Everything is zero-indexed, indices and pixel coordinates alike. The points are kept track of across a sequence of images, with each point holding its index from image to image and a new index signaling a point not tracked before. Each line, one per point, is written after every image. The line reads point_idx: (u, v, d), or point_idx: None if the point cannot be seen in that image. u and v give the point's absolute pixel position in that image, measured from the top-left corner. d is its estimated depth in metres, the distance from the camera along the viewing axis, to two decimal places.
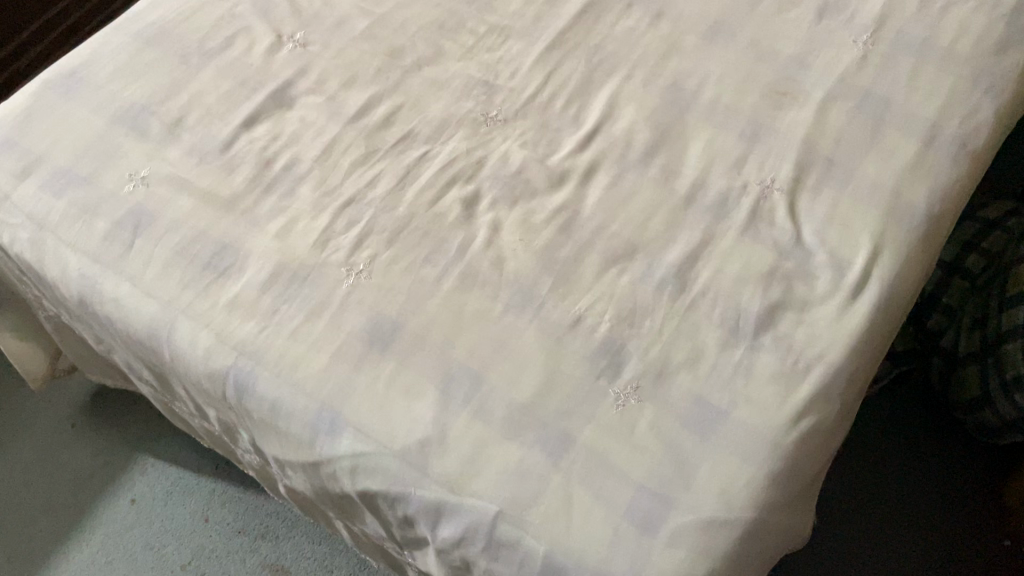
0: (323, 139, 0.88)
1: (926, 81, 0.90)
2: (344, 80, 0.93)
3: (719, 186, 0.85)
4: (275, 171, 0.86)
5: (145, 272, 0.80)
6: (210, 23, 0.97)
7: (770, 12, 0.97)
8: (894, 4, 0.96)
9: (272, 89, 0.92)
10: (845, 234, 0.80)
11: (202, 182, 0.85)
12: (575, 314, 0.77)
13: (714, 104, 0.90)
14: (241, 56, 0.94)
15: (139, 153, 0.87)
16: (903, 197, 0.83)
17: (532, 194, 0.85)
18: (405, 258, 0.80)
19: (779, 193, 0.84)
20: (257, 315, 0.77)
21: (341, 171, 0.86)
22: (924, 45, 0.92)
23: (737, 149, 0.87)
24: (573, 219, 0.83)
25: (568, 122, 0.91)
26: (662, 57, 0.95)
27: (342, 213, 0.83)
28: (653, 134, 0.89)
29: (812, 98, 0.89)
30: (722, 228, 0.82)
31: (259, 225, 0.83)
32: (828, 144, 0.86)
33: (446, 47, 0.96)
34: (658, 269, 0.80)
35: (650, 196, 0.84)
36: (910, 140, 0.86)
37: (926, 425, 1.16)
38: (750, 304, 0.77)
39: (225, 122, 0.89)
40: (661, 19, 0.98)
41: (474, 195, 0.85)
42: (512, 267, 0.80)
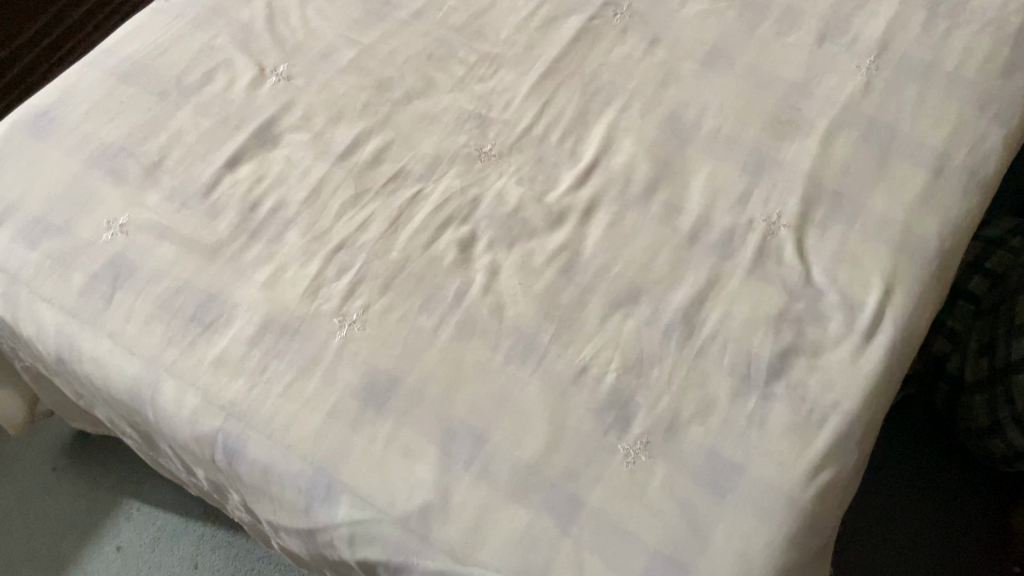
0: (310, 180, 0.85)
1: (933, 107, 0.87)
2: (331, 116, 0.89)
3: (724, 222, 0.81)
4: (261, 215, 0.82)
5: (127, 328, 0.76)
6: (189, 57, 0.93)
7: (770, 35, 0.94)
8: (897, 25, 0.93)
9: (255, 127, 0.88)
10: (856, 272, 0.78)
11: (184, 229, 0.81)
12: (579, 364, 0.73)
13: (716, 135, 0.87)
14: (222, 91, 0.90)
15: (117, 198, 0.83)
16: (914, 231, 0.80)
17: (530, 234, 0.82)
18: (400, 307, 0.77)
19: (786, 229, 0.81)
20: (246, 373, 0.73)
21: (330, 213, 0.82)
22: (929, 69, 0.89)
23: (741, 183, 0.84)
24: (574, 260, 0.80)
25: (565, 157, 0.87)
26: (660, 85, 0.91)
27: (332, 259, 0.79)
28: (653, 168, 0.85)
29: (816, 128, 0.86)
30: (729, 267, 0.79)
31: (246, 274, 0.79)
32: (834, 176, 0.83)
33: (436, 78, 0.92)
34: (664, 313, 0.76)
35: (653, 235, 0.81)
36: (918, 171, 0.83)
37: (930, 447, 1.13)
38: (761, 350, 0.74)
39: (207, 164, 0.85)
40: (657, 44, 0.95)
41: (470, 236, 0.82)
42: (512, 314, 0.77)
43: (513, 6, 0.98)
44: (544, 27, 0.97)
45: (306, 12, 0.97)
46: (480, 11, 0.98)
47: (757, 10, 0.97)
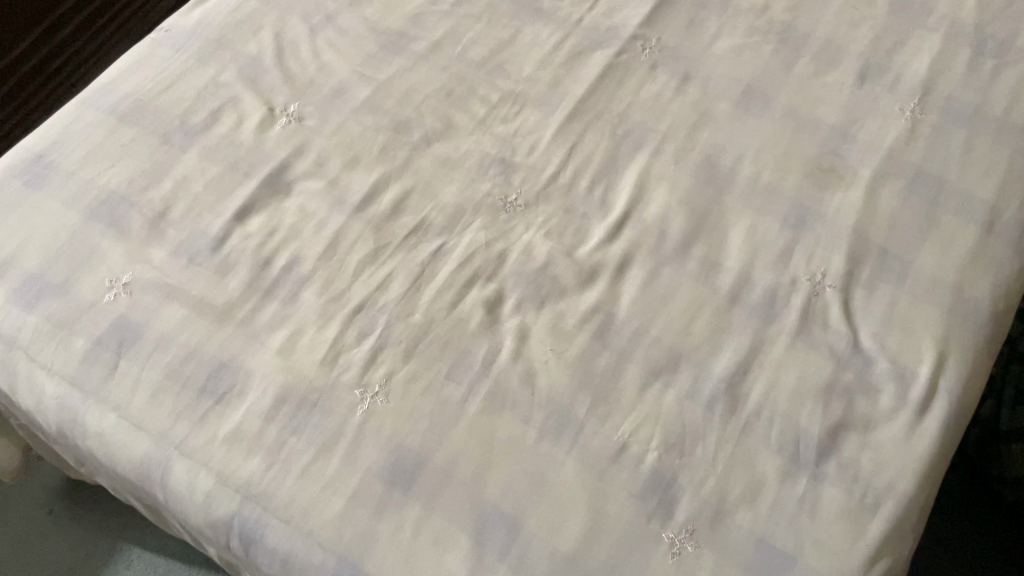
0: (326, 233, 0.79)
1: (982, 156, 0.83)
2: (346, 162, 0.84)
3: (765, 282, 0.77)
4: (275, 273, 0.77)
5: (133, 401, 0.72)
6: (193, 94, 0.88)
7: (808, 73, 0.90)
8: (941, 65, 0.89)
9: (266, 174, 0.82)
10: (907, 338, 0.74)
11: (192, 288, 0.76)
12: (618, 441, 0.69)
13: (754, 184, 0.83)
14: (230, 134, 0.85)
15: (119, 254, 0.78)
16: (966, 292, 0.76)
17: (561, 293, 0.77)
18: (425, 376, 0.72)
19: (831, 289, 0.76)
20: (261, 451, 0.69)
21: (347, 270, 0.77)
22: (977, 114, 0.85)
23: (782, 238, 0.79)
24: (608, 323, 0.75)
25: (595, 207, 0.83)
26: (693, 128, 0.87)
27: (351, 321, 0.75)
28: (689, 220, 0.81)
29: (860, 178, 0.82)
30: (772, 332, 0.74)
31: (259, 338, 0.74)
32: (881, 232, 0.79)
33: (457, 120, 0.87)
34: (706, 383, 0.72)
35: (691, 295, 0.77)
36: (968, 226, 0.79)
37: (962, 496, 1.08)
38: (810, 426, 0.69)
39: (215, 215, 0.80)
40: (689, 82, 0.90)
41: (497, 295, 0.77)
42: (545, 385, 0.72)
43: (536, 37, 0.93)
44: (569, 62, 0.91)
45: (317, 44, 0.92)
46: (501, 43, 0.93)
47: (793, 45, 0.92)
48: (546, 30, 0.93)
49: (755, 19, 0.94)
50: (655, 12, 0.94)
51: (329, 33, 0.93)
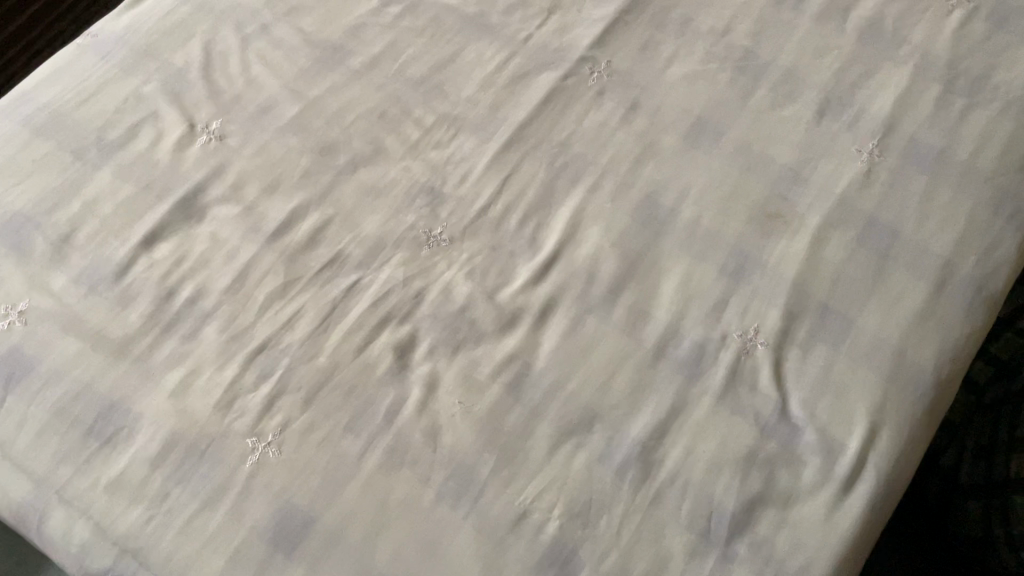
0: (235, 263, 0.75)
1: (940, 206, 0.77)
2: (265, 186, 0.80)
3: (695, 336, 0.72)
4: (178, 306, 0.74)
5: (18, 439, 0.69)
6: (112, 106, 0.83)
7: (764, 106, 0.84)
8: (907, 102, 0.83)
9: (179, 198, 0.78)
10: (840, 407, 0.69)
11: (90, 320, 0.73)
12: (519, 507, 0.65)
13: (693, 227, 0.78)
14: (146, 151, 0.81)
15: (19, 279, 0.74)
16: (908, 357, 0.71)
17: (478, 338, 0.73)
18: (323, 426, 0.68)
19: (764, 347, 0.71)
20: (144, 501, 0.66)
21: (254, 306, 0.74)
22: (940, 158, 0.79)
23: (718, 288, 0.75)
24: (523, 374, 0.71)
25: (523, 245, 0.78)
26: (635, 162, 0.82)
27: (252, 363, 0.71)
28: (621, 265, 0.76)
29: (807, 225, 0.77)
30: (696, 393, 0.70)
31: (154, 378, 0.70)
32: (823, 286, 0.74)
33: (387, 144, 0.83)
34: (620, 446, 0.68)
35: (614, 347, 0.72)
36: (918, 283, 0.74)
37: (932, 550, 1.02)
38: (725, 500, 0.65)
39: (122, 240, 0.76)
40: (636, 111, 0.85)
41: (410, 339, 0.73)
42: (448, 441, 0.68)
43: (480, 56, 0.88)
44: (512, 85, 0.86)
45: (248, 56, 0.87)
46: (442, 61, 0.87)
47: (751, 74, 0.86)
48: (491, 48, 0.88)
49: (714, 43, 0.88)
50: (607, 32, 0.89)
51: (262, 44, 0.88)
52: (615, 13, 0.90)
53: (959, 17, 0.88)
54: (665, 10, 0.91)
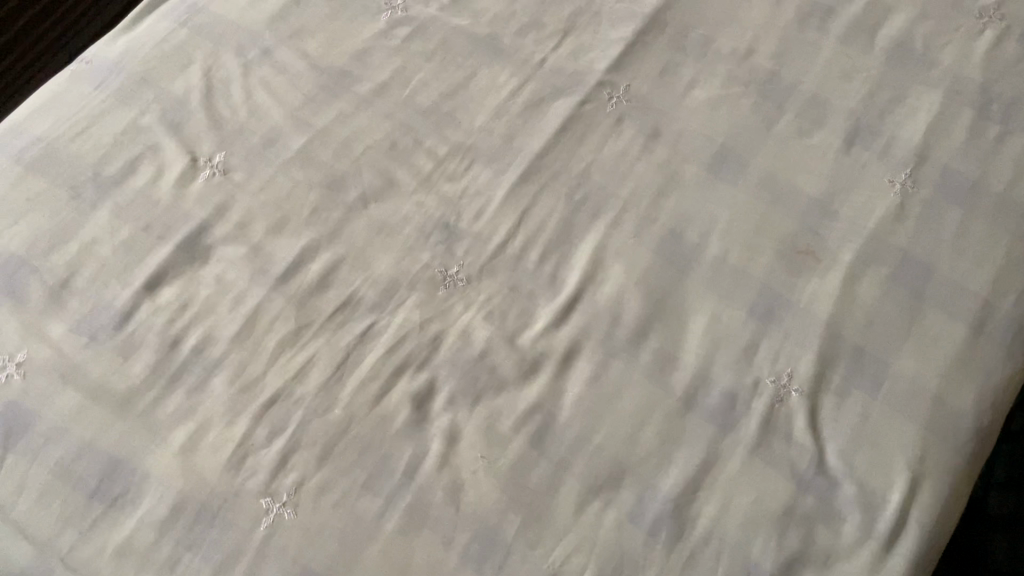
0: (242, 309, 0.72)
1: (976, 241, 0.74)
2: (271, 225, 0.76)
3: (725, 383, 0.69)
4: (184, 355, 0.70)
5: (17, 502, 0.65)
6: (109, 140, 0.79)
7: (790, 133, 0.81)
8: (939, 130, 0.80)
9: (182, 238, 0.75)
10: (878, 458, 0.66)
11: (90, 371, 0.69)
12: (548, 570, 0.62)
13: (720, 264, 0.75)
14: (146, 188, 0.77)
15: (15, 328, 0.70)
16: (948, 403, 0.68)
17: (500, 386, 0.70)
18: (340, 484, 0.65)
19: (798, 394, 0.69)
20: (153, 568, 0.62)
21: (263, 355, 0.70)
22: (975, 189, 0.76)
23: (748, 331, 0.72)
24: (548, 425, 0.68)
25: (543, 285, 0.75)
26: (657, 194, 0.78)
27: (263, 417, 0.68)
28: (646, 305, 0.73)
29: (839, 262, 0.74)
30: (729, 444, 0.67)
31: (160, 434, 0.67)
32: (857, 328, 0.71)
33: (398, 177, 0.79)
34: (651, 503, 0.65)
35: (641, 395, 0.69)
36: (956, 324, 0.71)
37: None
38: (762, 560, 0.62)
39: (123, 285, 0.73)
40: (657, 139, 0.81)
41: (428, 388, 0.70)
42: (471, 499, 0.65)
43: (493, 81, 0.84)
44: (527, 112, 0.83)
45: (250, 83, 0.83)
46: (453, 87, 0.84)
47: (775, 99, 0.82)
48: (504, 72, 0.85)
49: (736, 66, 0.84)
50: (625, 55, 0.85)
51: (264, 70, 0.84)
52: (633, 35, 0.86)
53: (990, 37, 0.85)
54: (684, 30, 0.87)
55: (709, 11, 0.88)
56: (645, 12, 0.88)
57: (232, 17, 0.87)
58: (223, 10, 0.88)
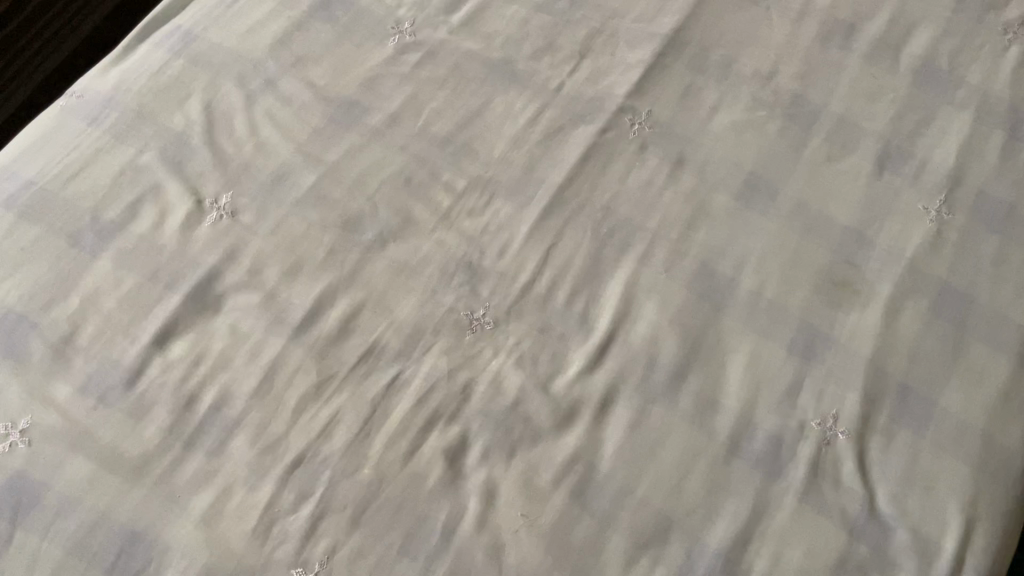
0: (260, 362, 0.68)
1: (1014, 270, 0.73)
2: (285, 270, 0.72)
3: (769, 427, 0.67)
4: (200, 415, 0.66)
5: None
6: (107, 181, 0.75)
7: (820, 158, 0.78)
8: (969, 153, 0.78)
9: (192, 287, 0.71)
10: (931, 501, 0.64)
11: (101, 436, 0.65)
12: None
13: (757, 300, 0.72)
14: (150, 233, 0.73)
15: (17, 392, 0.66)
16: (997, 441, 0.66)
17: (536, 437, 0.67)
18: (375, 550, 0.62)
19: (845, 437, 0.66)
20: None
21: (285, 412, 0.66)
22: (1010, 216, 0.75)
23: (789, 369, 0.69)
24: (588, 478, 0.65)
25: (574, 325, 0.72)
26: (687, 226, 0.76)
27: (288, 480, 0.64)
28: (683, 345, 0.70)
29: (878, 295, 0.72)
30: (776, 491, 0.65)
31: (180, 502, 0.63)
32: (901, 364, 0.69)
33: (417, 213, 0.76)
34: (700, 558, 0.62)
35: (683, 442, 0.66)
36: (1000, 356, 0.69)
37: None
38: None
39: (131, 340, 0.69)
40: (683, 166, 0.78)
41: (461, 442, 0.66)
42: (514, 561, 0.62)
43: (509, 108, 0.81)
44: (547, 141, 0.80)
45: (254, 117, 0.79)
46: (469, 116, 0.80)
47: (802, 122, 0.80)
48: (520, 100, 0.81)
49: (759, 88, 0.82)
50: (645, 78, 0.83)
51: (269, 101, 0.80)
52: (652, 57, 0.84)
53: (1016, 55, 0.84)
54: (704, 51, 0.85)
55: (729, 30, 0.86)
56: (663, 33, 0.85)
57: (230, 44, 0.83)
58: (221, 37, 0.83)
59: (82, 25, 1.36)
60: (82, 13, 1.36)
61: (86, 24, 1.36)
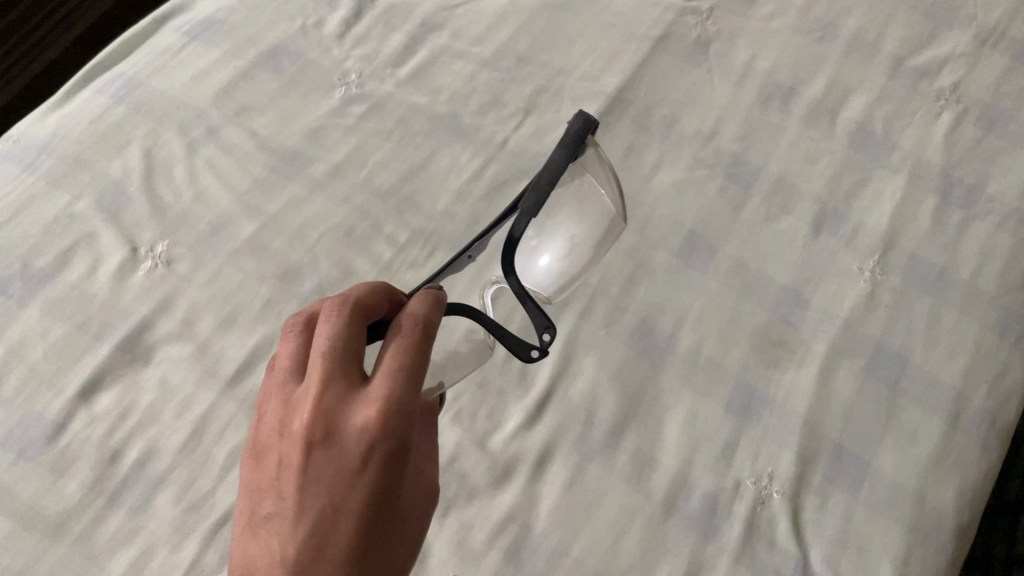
0: (190, 416, 0.66)
1: (947, 331, 0.74)
2: (219, 321, 0.71)
3: (706, 486, 0.67)
4: (125, 470, 0.64)
5: None
6: (40, 229, 0.74)
7: (757, 219, 0.80)
8: (903, 216, 0.80)
9: (122, 337, 0.69)
10: (864, 562, 0.64)
11: (19, 492, 0.63)
12: None
13: (695, 356, 0.72)
14: (81, 282, 0.72)
15: None
16: (928, 503, 0.66)
17: (470, 495, 0.66)
18: None
19: (780, 496, 0.66)
20: None
21: (213, 467, 0.65)
22: (942, 277, 0.76)
23: (725, 428, 0.69)
24: (523, 539, 0.65)
25: (513, 381, 0.71)
26: (627, 282, 0.76)
27: (212, 539, 0.62)
28: (621, 403, 0.70)
29: (813, 353, 0.73)
30: (712, 552, 0.64)
31: (99, 562, 0.61)
32: (836, 424, 0.69)
33: (357, 266, 0.75)
34: None
35: (620, 502, 0.66)
36: (932, 418, 0.70)
37: None
38: None
39: (55, 391, 0.67)
40: (624, 224, 0.79)
41: None
42: None
43: (453, 161, 0.81)
44: (490, 195, 0.80)
45: (195, 165, 0.79)
46: (413, 168, 0.81)
47: (742, 182, 0.82)
48: (465, 153, 0.82)
49: (700, 147, 0.84)
50: None
51: (210, 150, 0.80)
52: (596, 115, 0.85)
53: (948, 121, 0.86)
54: (648, 110, 0.86)
55: (672, 90, 0.88)
56: (607, 91, 0.87)
57: (174, 92, 0.83)
58: (165, 84, 0.84)
59: (17, 77, 1.40)
60: (27, 57, 1.41)
61: (25, 73, 1.41)
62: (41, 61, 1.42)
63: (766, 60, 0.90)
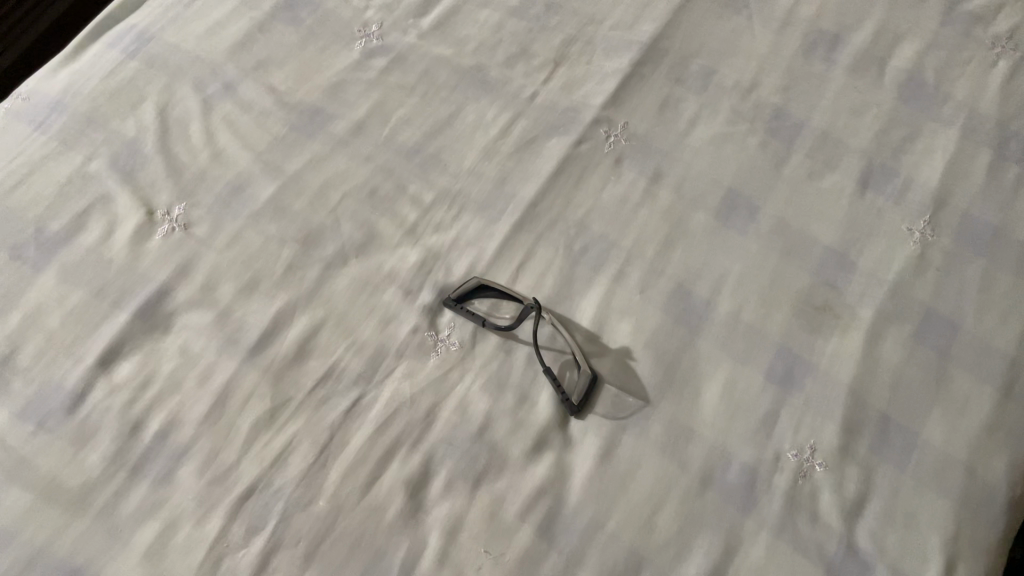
0: (212, 387, 0.64)
1: (1001, 294, 0.70)
2: (240, 286, 0.69)
3: (745, 458, 0.64)
4: (146, 442, 0.62)
5: None
6: (53, 192, 0.72)
7: (800, 175, 0.76)
8: (956, 173, 0.76)
9: (141, 304, 0.67)
10: (910, 538, 0.61)
11: (39, 464, 0.61)
12: None
13: (734, 322, 0.69)
14: (97, 246, 0.70)
15: None
16: (979, 476, 0.63)
17: (501, 467, 0.63)
18: None
19: (822, 469, 0.63)
20: None
21: (237, 439, 0.63)
22: (996, 238, 0.72)
23: (766, 398, 0.66)
24: (556, 511, 0.61)
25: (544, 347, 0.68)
26: (662, 244, 0.73)
27: (237, 513, 0.60)
28: (656, 372, 0.67)
29: (859, 319, 0.69)
30: (752, 527, 0.61)
31: (122, 536, 0.59)
32: (883, 395, 0.66)
33: (380, 228, 0.72)
34: None
35: (656, 473, 0.63)
36: (984, 387, 0.66)
37: None
38: None
39: (74, 360, 0.65)
40: (660, 182, 0.75)
41: (422, 473, 0.62)
42: None
43: (480, 117, 0.78)
44: (519, 153, 0.77)
45: (211, 123, 0.76)
46: (438, 124, 0.77)
47: (783, 138, 0.78)
48: (492, 108, 0.79)
49: (739, 100, 0.80)
50: (622, 89, 0.80)
51: (227, 107, 0.77)
52: (629, 66, 0.81)
53: (1005, 70, 0.81)
54: (684, 61, 0.82)
55: (710, 40, 0.84)
56: (642, 41, 0.83)
57: (188, 45, 0.80)
58: (178, 38, 0.80)
59: (19, 38, 1.35)
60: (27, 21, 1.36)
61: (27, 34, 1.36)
62: (45, 23, 1.37)
63: (811, 6, 0.85)
